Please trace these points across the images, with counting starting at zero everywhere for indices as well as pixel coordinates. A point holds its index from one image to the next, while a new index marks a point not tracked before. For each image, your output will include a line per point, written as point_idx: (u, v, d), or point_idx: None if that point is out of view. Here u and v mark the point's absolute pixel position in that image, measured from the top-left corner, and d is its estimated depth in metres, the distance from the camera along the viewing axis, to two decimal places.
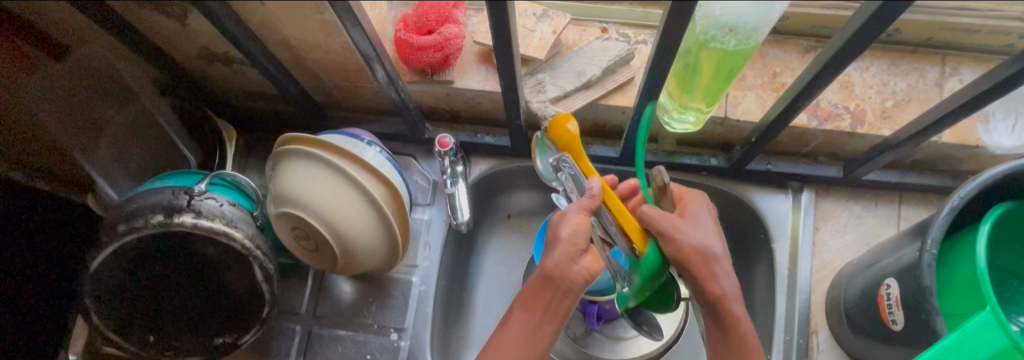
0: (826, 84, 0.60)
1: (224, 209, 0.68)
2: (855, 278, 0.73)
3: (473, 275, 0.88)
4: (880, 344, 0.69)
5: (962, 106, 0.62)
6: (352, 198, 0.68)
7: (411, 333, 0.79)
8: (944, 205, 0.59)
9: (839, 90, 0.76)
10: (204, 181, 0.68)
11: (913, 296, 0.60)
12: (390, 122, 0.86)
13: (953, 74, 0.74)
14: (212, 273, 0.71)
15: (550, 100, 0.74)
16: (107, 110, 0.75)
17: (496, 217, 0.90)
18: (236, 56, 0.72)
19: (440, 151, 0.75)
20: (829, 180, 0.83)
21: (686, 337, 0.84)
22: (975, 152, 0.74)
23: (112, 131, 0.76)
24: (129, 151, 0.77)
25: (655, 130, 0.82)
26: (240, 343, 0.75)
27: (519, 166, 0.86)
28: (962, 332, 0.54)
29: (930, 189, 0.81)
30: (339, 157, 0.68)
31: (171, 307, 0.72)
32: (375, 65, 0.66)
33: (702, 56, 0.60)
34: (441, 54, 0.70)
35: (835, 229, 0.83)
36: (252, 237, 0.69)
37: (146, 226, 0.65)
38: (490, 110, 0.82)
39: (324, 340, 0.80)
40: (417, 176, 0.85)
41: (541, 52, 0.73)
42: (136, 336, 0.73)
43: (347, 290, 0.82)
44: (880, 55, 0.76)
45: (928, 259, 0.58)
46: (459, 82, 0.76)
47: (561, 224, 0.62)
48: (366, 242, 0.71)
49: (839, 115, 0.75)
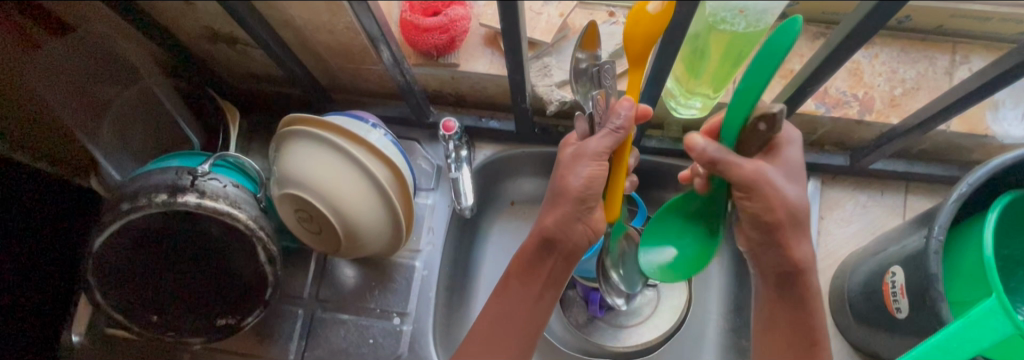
0: (835, 69, 0.59)
1: (228, 190, 0.67)
2: (859, 266, 0.73)
3: (476, 260, 0.88)
4: (884, 333, 0.68)
5: (971, 93, 0.62)
6: (358, 180, 0.67)
7: (414, 318, 0.79)
8: (951, 193, 0.59)
9: (848, 78, 0.75)
10: (207, 162, 0.67)
11: (919, 283, 0.60)
12: (394, 106, 0.86)
13: (963, 62, 0.72)
14: (216, 252, 0.71)
15: (556, 84, 0.75)
16: (108, 90, 0.75)
17: (500, 204, 0.90)
18: (240, 36, 0.71)
19: (445, 135, 0.75)
20: (835, 169, 0.83)
21: (689, 326, 0.84)
22: (983, 141, 0.74)
23: (116, 110, 0.76)
24: (134, 132, 0.78)
25: (662, 117, 0.81)
26: (242, 325, 0.74)
27: (523, 152, 0.86)
28: (968, 319, 0.54)
29: (936, 179, 0.81)
30: (345, 139, 0.67)
31: (177, 286, 0.73)
32: (381, 45, 0.66)
33: (711, 39, 0.59)
34: (446, 36, 0.70)
35: (840, 218, 0.83)
36: (256, 218, 0.68)
37: (149, 204, 0.65)
38: (495, 94, 0.82)
39: (326, 323, 0.80)
40: (421, 161, 0.85)
41: (547, 35, 0.72)
42: (141, 315, 0.73)
43: (350, 274, 0.82)
44: (890, 42, 0.75)
45: (935, 245, 0.58)
46: (465, 65, 0.75)
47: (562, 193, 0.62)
48: (370, 225, 0.71)
49: (847, 103, 0.75)
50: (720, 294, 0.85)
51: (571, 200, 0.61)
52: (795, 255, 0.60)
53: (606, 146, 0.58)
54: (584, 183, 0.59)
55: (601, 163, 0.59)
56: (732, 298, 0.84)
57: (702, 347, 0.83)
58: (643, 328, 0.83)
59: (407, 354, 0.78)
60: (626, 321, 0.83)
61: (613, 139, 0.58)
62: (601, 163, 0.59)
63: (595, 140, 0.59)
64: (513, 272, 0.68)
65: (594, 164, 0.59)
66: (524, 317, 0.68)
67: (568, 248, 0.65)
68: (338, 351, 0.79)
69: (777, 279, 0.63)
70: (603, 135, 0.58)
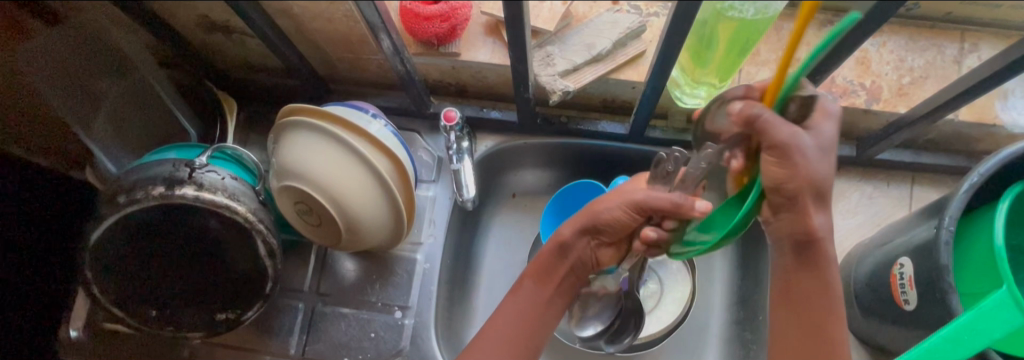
0: (844, 57, 0.58)
1: (226, 182, 0.66)
2: (865, 258, 0.72)
3: (477, 253, 0.87)
4: (890, 325, 0.68)
5: (981, 81, 0.61)
6: (359, 172, 0.67)
7: (415, 312, 0.79)
8: (962, 183, 0.58)
9: (855, 67, 0.74)
10: (205, 154, 0.66)
11: (928, 274, 0.59)
12: (393, 96, 0.85)
13: (971, 51, 0.70)
14: (215, 247, 0.70)
15: (560, 74, 0.74)
16: (104, 81, 0.73)
17: (501, 196, 0.89)
18: (237, 25, 0.72)
19: (446, 126, 0.73)
20: (841, 159, 0.82)
21: (693, 318, 0.83)
22: (992, 131, 0.73)
23: (111, 102, 0.74)
24: (129, 122, 0.76)
25: (666, 107, 0.80)
26: (243, 320, 0.73)
27: (526, 143, 0.85)
28: (978, 311, 0.53)
29: (943, 169, 0.80)
30: (345, 130, 0.66)
31: (174, 280, 0.72)
32: (381, 34, 0.65)
33: (717, 27, 0.58)
34: (447, 24, 0.68)
35: (846, 209, 0.82)
36: (255, 211, 0.67)
37: (147, 197, 0.64)
38: (497, 84, 0.81)
39: (327, 317, 0.79)
40: (422, 152, 0.84)
41: (549, 23, 0.71)
42: (139, 310, 0.72)
43: (350, 268, 0.81)
44: (898, 31, 0.73)
45: (945, 236, 0.57)
46: (466, 55, 0.74)
47: (605, 203, 0.64)
48: (371, 217, 0.70)
49: (854, 92, 0.74)
50: (725, 285, 0.84)
51: (589, 213, 0.65)
52: (808, 246, 0.59)
53: (651, 204, 0.60)
54: (614, 214, 0.62)
55: (634, 210, 0.61)
56: (736, 291, 0.83)
57: (706, 341, 0.82)
58: (647, 321, 0.82)
59: (408, 348, 0.77)
60: None
61: (668, 205, 0.58)
62: (634, 210, 0.62)
63: (652, 199, 0.60)
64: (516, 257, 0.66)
65: (635, 205, 0.61)
66: (526, 311, 0.66)
67: (577, 235, 0.66)
68: (340, 345, 0.78)
69: (780, 268, 0.62)
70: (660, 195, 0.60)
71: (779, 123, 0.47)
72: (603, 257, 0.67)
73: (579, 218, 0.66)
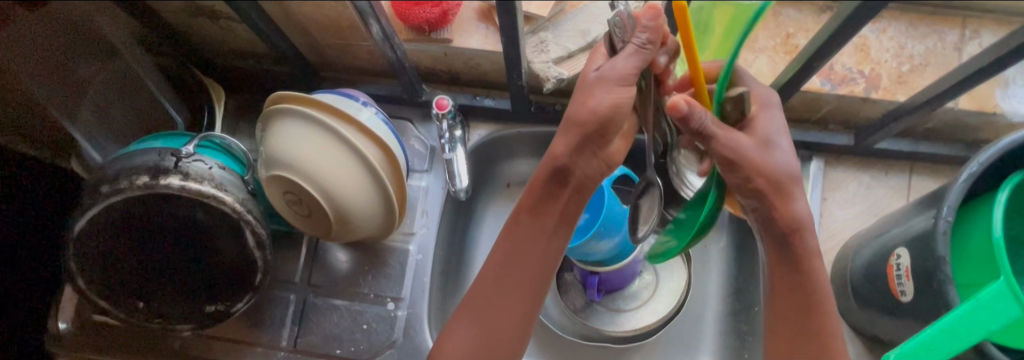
0: (842, 45, 0.57)
1: (214, 172, 0.65)
2: (862, 248, 0.71)
3: (471, 244, 0.86)
4: (887, 317, 0.67)
5: (983, 68, 0.59)
6: (348, 160, 0.65)
7: (408, 303, 0.78)
8: (960, 172, 0.57)
9: (854, 53, 0.73)
10: (192, 143, 0.65)
11: (925, 265, 0.58)
12: (385, 84, 0.83)
13: (973, 37, 0.70)
14: (204, 238, 0.69)
15: (553, 61, 0.72)
16: (87, 69, 0.71)
17: (496, 186, 0.88)
18: (223, 10, 0.72)
19: (439, 114, 0.72)
20: (840, 148, 0.80)
21: (688, 310, 0.82)
22: (991, 119, 0.72)
23: (95, 91, 0.72)
24: (116, 108, 0.74)
25: None
26: (232, 311, 0.72)
27: (519, 132, 0.83)
28: (977, 302, 0.52)
29: (941, 159, 0.79)
30: (333, 117, 0.65)
31: (161, 271, 0.71)
32: (370, 20, 0.63)
33: (715, 11, 0.55)
34: (438, 9, 0.69)
35: (843, 199, 0.81)
36: (243, 201, 0.66)
37: (131, 187, 0.62)
38: (490, 71, 0.80)
39: (319, 309, 0.78)
40: (414, 142, 0.82)
41: (543, 9, 0.71)
42: (126, 302, 0.71)
43: (343, 259, 0.80)
44: (898, 16, 0.72)
45: (943, 226, 0.56)
46: (458, 41, 0.72)
47: (591, 96, 0.53)
48: (362, 208, 0.69)
49: (853, 79, 0.73)
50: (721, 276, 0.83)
51: (587, 132, 0.54)
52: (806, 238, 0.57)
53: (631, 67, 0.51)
54: (607, 109, 0.52)
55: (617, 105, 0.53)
56: (733, 282, 0.82)
57: (701, 332, 0.81)
58: (641, 312, 0.82)
59: (401, 340, 0.76)
60: (625, 305, 0.82)
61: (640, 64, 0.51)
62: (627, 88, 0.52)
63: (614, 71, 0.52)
64: (504, 237, 0.62)
65: (612, 91, 0.52)
66: None
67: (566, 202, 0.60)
68: (331, 337, 0.77)
69: None
70: (629, 53, 0.51)
71: (720, 133, 0.50)
72: (614, 152, 0.57)
73: (583, 117, 0.54)
